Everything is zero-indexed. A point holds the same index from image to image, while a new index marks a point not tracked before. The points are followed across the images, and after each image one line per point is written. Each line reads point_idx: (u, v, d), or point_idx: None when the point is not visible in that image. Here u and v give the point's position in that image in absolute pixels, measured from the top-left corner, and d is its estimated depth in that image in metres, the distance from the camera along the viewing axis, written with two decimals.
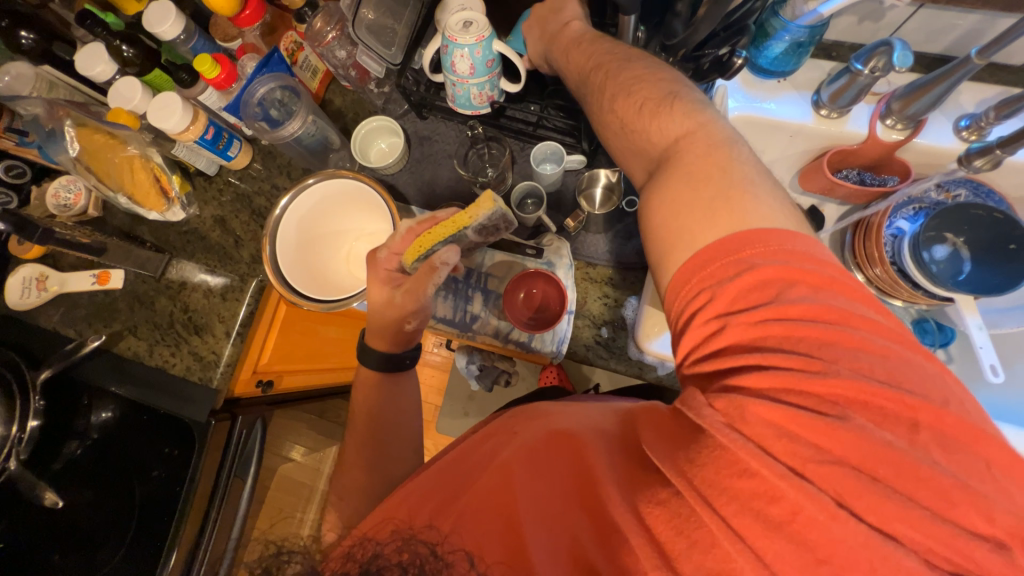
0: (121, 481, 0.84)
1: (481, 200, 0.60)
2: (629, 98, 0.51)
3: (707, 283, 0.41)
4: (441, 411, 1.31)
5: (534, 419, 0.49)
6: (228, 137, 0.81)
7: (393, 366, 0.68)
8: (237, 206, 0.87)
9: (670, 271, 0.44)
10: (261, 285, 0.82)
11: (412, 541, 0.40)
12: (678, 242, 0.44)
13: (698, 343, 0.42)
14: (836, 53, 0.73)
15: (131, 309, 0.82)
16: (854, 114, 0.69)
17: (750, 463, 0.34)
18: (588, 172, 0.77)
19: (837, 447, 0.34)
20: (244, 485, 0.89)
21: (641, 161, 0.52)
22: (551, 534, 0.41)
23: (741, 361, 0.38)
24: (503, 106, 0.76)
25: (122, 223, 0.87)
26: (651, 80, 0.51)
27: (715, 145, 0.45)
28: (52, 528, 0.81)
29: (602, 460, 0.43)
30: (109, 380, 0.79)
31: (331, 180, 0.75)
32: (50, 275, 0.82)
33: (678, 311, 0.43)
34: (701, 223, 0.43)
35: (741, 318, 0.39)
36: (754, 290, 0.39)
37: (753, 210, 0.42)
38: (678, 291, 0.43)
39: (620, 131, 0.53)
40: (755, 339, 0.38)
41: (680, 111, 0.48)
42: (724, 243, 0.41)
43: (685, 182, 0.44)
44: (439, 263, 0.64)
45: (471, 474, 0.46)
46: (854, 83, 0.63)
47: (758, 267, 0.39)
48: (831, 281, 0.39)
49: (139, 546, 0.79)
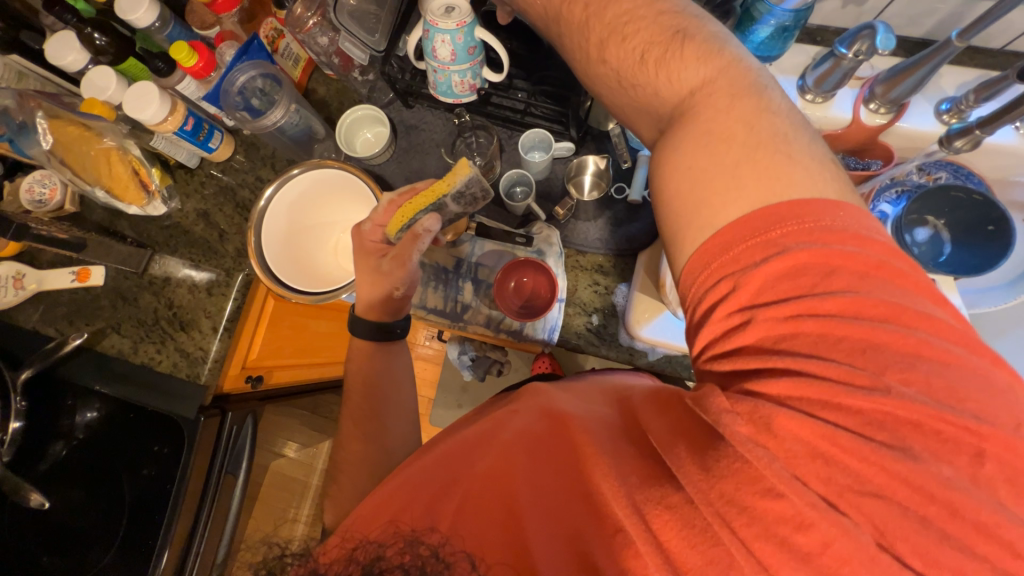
0: (108, 480, 0.81)
1: (458, 166, 0.60)
2: (624, 43, 0.47)
3: (726, 266, 0.38)
4: (435, 402, 1.31)
5: (532, 402, 0.50)
6: (209, 129, 0.79)
7: (380, 334, 0.68)
8: (220, 198, 0.85)
9: (686, 254, 0.41)
10: (247, 280, 0.81)
11: (416, 543, 0.39)
12: (698, 216, 0.40)
13: (717, 338, 0.38)
14: (821, 38, 0.73)
15: (113, 306, 0.80)
16: (838, 98, 0.70)
17: (777, 483, 0.32)
18: (576, 159, 0.77)
19: (872, 475, 0.31)
20: (236, 483, 0.86)
21: (651, 121, 0.48)
22: (553, 531, 0.39)
23: (767, 361, 0.35)
24: (488, 92, 0.75)
25: (100, 218, 0.85)
26: (647, 19, 0.46)
27: (736, 96, 0.41)
28: (39, 529, 0.80)
29: (607, 450, 0.41)
30: (93, 379, 0.77)
31: (317, 170, 0.74)
32: (27, 272, 0.80)
33: (694, 301, 0.40)
34: (723, 191, 0.39)
35: (769, 313, 0.35)
36: (787, 278, 0.36)
37: (786, 177, 0.38)
38: (697, 273, 0.39)
39: (617, 87, 0.49)
40: (781, 337, 0.35)
41: (693, 53, 0.43)
42: (750, 220, 0.37)
43: (705, 142, 0.41)
44: (422, 231, 0.62)
45: (473, 454, 0.47)
46: (839, 67, 0.63)
47: (795, 251, 0.36)
48: (877, 265, 0.35)
49: (129, 545, 0.76)
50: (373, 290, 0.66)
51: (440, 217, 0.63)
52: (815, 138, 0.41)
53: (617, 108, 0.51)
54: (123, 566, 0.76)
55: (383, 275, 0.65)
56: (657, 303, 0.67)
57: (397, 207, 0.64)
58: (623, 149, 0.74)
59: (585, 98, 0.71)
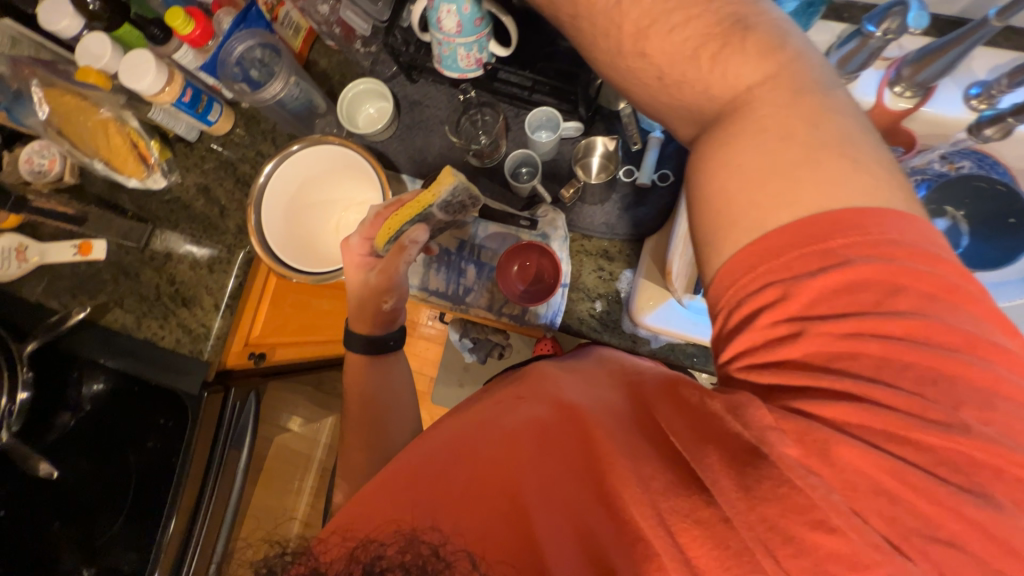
0: (117, 450, 0.82)
1: (442, 176, 0.60)
2: (670, 33, 0.42)
3: (769, 275, 0.36)
4: (436, 380, 1.32)
5: (538, 391, 0.48)
6: (208, 100, 0.77)
7: (374, 348, 0.67)
8: (221, 173, 0.84)
9: (722, 256, 0.38)
10: (248, 257, 0.80)
11: (415, 541, 0.37)
12: (745, 216, 0.37)
13: (754, 347, 0.36)
14: (847, 15, 0.69)
15: (115, 281, 0.80)
16: (862, 82, 0.67)
17: (832, 516, 0.30)
18: (585, 140, 0.74)
19: (929, 511, 0.30)
20: (241, 454, 0.82)
21: (690, 117, 0.44)
22: (562, 529, 0.38)
23: (814, 378, 0.34)
24: (495, 67, 0.72)
25: (101, 190, 0.84)
26: (702, 5, 0.41)
27: (797, 94, 0.38)
28: (46, 497, 0.80)
29: (618, 441, 0.39)
30: (97, 353, 0.78)
31: (315, 147, 0.72)
32: (29, 245, 0.80)
33: (727, 306, 0.38)
34: (773, 190, 0.37)
35: (823, 328, 0.34)
36: (843, 293, 0.34)
37: (847, 184, 0.35)
38: (736, 277, 0.37)
39: (657, 84, 0.44)
40: (835, 356, 0.33)
41: (754, 47, 0.40)
42: (805, 227, 0.35)
43: (758, 141, 0.38)
44: (408, 243, 0.64)
45: (475, 439, 0.44)
46: (864, 47, 0.61)
47: (857, 263, 0.34)
48: (947, 287, 0.33)
49: (141, 512, 0.78)
50: (363, 305, 0.67)
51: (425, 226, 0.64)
52: (880, 143, 0.39)
53: (645, 106, 0.47)
54: (136, 535, 0.77)
55: (371, 288, 0.66)
56: (664, 291, 0.66)
57: (383, 219, 0.65)
58: (632, 129, 0.71)
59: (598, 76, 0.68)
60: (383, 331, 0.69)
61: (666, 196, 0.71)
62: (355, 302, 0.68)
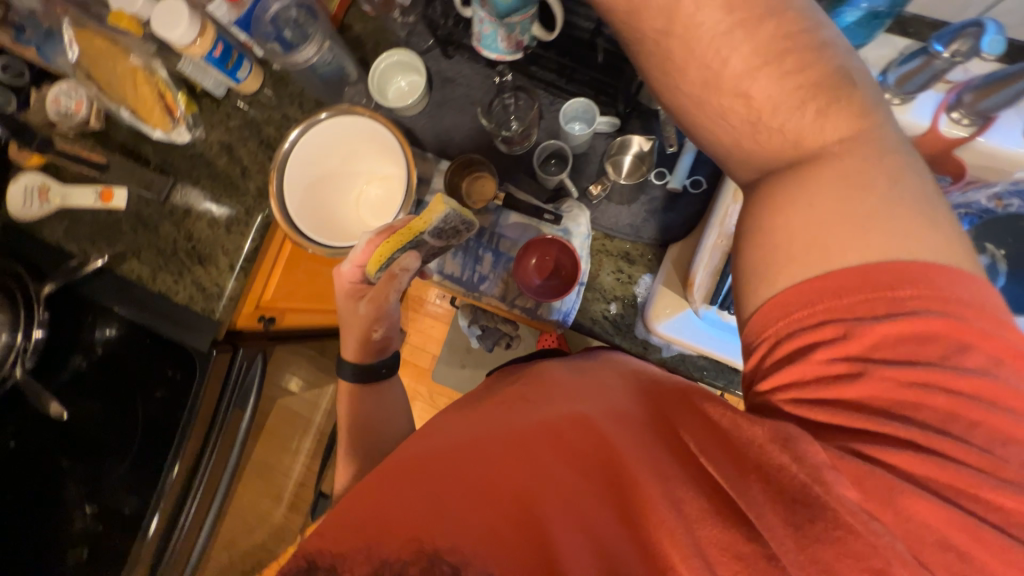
0: (123, 398, 0.82)
1: (432, 203, 0.58)
2: (757, 78, 0.41)
3: (829, 313, 0.37)
4: (438, 359, 1.33)
5: (550, 395, 0.47)
6: (238, 57, 0.75)
7: (366, 374, 0.71)
8: (245, 133, 0.82)
9: (776, 287, 0.39)
10: (266, 222, 0.79)
11: (427, 557, 0.38)
12: (812, 254, 0.38)
13: (806, 381, 0.37)
14: (913, 29, 0.67)
15: (134, 232, 0.81)
16: (918, 104, 0.64)
17: (897, 569, 0.30)
18: (620, 137, 0.72)
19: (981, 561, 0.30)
20: (244, 416, 0.83)
21: (761, 166, 0.43)
22: (579, 540, 0.37)
23: (873, 424, 0.34)
24: (535, 52, 0.72)
25: (124, 138, 0.83)
26: (794, 52, 0.41)
27: (875, 149, 0.39)
28: (56, 434, 0.82)
29: (641, 454, 0.39)
30: (112, 301, 0.78)
31: (345, 117, 0.70)
32: (52, 186, 0.80)
33: (773, 336, 0.39)
34: (839, 236, 0.38)
35: (886, 373, 0.34)
36: (906, 342, 0.35)
37: (919, 237, 0.36)
38: (793, 311, 0.38)
39: (733, 123, 0.44)
40: (898, 403, 0.34)
41: (840, 98, 0.40)
42: (873, 274, 0.36)
43: (836, 188, 0.38)
44: (399, 270, 0.64)
45: (485, 442, 0.43)
46: (928, 67, 0.59)
47: (923, 316, 0.35)
48: (1009, 352, 0.34)
49: (144, 460, 0.79)
50: (353, 335, 0.69)
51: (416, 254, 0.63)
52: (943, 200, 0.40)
53: (714, 140, 0.46)
54: (138, 480, 0.78)
55: (361, 317, 0.67)
56: (682, 301, 0.65)
57: (373, 246, 0.64)
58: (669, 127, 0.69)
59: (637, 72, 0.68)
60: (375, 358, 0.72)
61: (696, 203, 0.69)
62: (349, 329, 0.69)
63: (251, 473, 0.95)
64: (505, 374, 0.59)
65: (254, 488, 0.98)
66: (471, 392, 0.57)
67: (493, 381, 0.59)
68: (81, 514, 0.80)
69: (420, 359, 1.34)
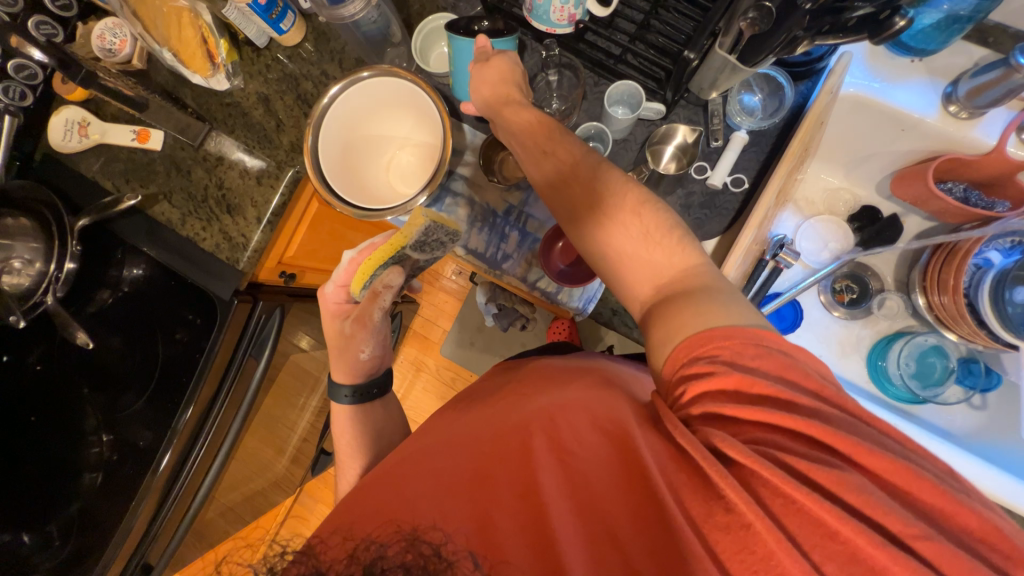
0: (144, 337, 0.84)
1: (414, 216, 0.62)
2: (637, 216, 0.53)
3: (717, 350, 0.44)
4: (448, 334, 1.34)
5: (542, 387, 0.53)
6: (282, 8, 0.74)
7: (362, 398, 0.73)
8: (283, 86, 0.82)
9: (671, 344, 0.47)
10: (297, 177, 0.80)
11: (417, 542, 0.40)
12: (696, 315, 0.46)
13: (714, 394, 0.43)
14: (993, 39, 0.67)
15: (168, 175, 0.81)
16: (987, 120, 0.67)
17: (845, 533, 0.36)
18: (664, 125, 0.71)
19: (924, 542, 0.35)
20: (258, 366, 0.83)
21: (645, 277, 0.52)
22: (571, 517, 0.42)
23: (781, 420, 0.40)
24: (586, 26, 0.69)
25: (165, 81, 0.84)
26: (653, 201, 0.54)
27: (718, 272, 0.51)
28: (81, 363, 0.85)
29: (634, 433, 0.45)
30: (142, 241, 0.80)
31: (386, 78, 0.70)
32: (92, 121, 0.81)
33: (675, 382, 0.46)
34: (709, 310, 0.46)
35: (761, 387, 0.42)
36: (785, 368, 0.43)
37: (759, 320, 0.46)
38: (679, 358, 0.46)
39: (616, 249, 0.54)
40: (802, 407, 0.41)
41: (689, 235, 0.53)
42: (741, 330, 0.44)
43: (697, 294, 0.48)
44: (383, 287, 0.63)
45: (489, 431, 0.49)
46: (1006, 80, 0.61)
47: (774, 352, 0.43)
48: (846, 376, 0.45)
49: (160, 399, 0.80)
50: (342, 356, 0.71)
51: (400, 271, 0.63)
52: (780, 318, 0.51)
53: (604, 268, 0.56)
54: (153, 416, 0.80)
55: (348, 337, 0.70)
56: None
57: (357, 267, 0.67)
58: (718, 121, 0.69)
59: (695, 55, 0.63)
60: (367, 378, 0.74)
61: (735, 201, 0.69)
62: (335, 352, 0.71)
63: (257, 424, 0.92)
64: (497, 372, 0.66)
65: (262, 440, 0.97)
66: (471, 392, 0.62)
67: (492, 380, 0.63)
68: (98, 441, 0.83)
69: (430, 333, 1.35)
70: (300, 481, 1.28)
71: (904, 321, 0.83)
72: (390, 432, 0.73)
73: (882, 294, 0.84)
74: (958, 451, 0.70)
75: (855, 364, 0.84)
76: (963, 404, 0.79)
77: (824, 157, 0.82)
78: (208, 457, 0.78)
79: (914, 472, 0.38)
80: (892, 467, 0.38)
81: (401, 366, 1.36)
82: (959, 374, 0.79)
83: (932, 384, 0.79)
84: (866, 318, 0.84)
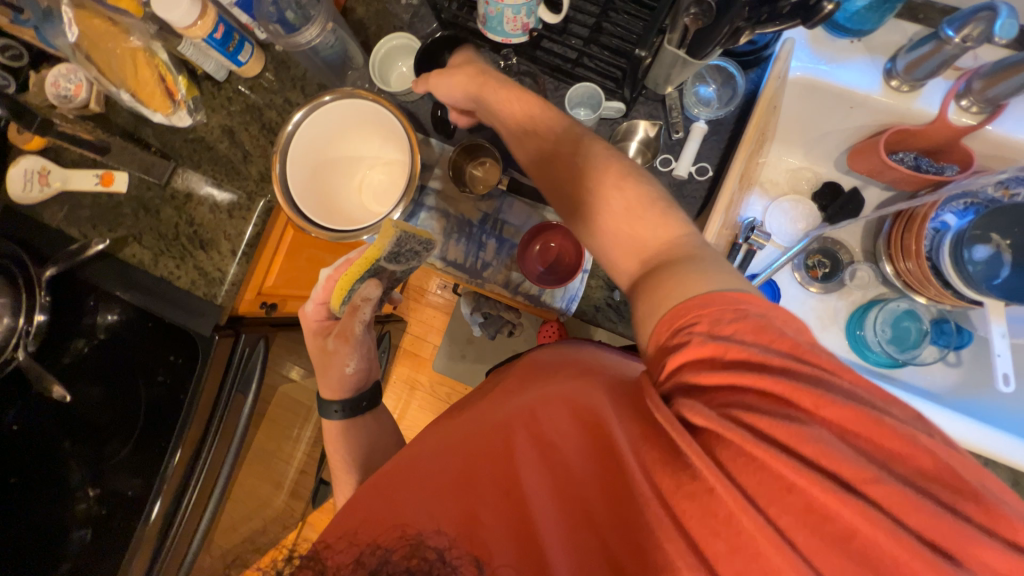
0: (126, 385, 0.81)
1: (385, 229, 0.60)
2: (621, 186, 0.54)
3: (696, 317, 0.44)
4: (440, 349, 1.33)
5: (527, 382, 0.53)
6: (239, 39, 0.75)
7: (352, 411, 0.72)
8: (247, 117, 0.82)
9: (656, 316, 0.48)
10: (268, 207, 0.80)
11: (418, 547, 0.41)
12: (677, 286, 0.47)
13: (692, 362, 0.44)
14: (923, 15, 0.71)
15: (135, 216, 0.80)
16: (927, 91, 0.70)
17: (822, 500, 0.36)
18: (625, 123, 0.73)
19: (907, 502, 0.35)
20: (246, 401, 0.81)
21: (628, 248, 0.54)
22: (557, 512, 0.43)
23: (751, 379, 0.40)
24: (540, 34, 0.71)
25: (125, 121, 0.83)
26: (645, 175, 0.57)
27: (704, 245, 0.52)
28: (60, 419, 0.82)
29: (615, 423, 0.45)
30: (115, 286, 0.78)
31: (349, 100, 0.70)
32: (52, 169, 0.80)
33: (659, 355, 0.47)
34: (693, 280, 0.47)
35: (735, 351, 0.41)
36: (761, 328, 0.42)
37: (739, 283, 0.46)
38: (663, 329, 0.47)
39: (605, 232, 0.55)
40: (770, 364, 0.40)
41: (663, 209, 0.54)
42: (723, 293, 0.44)
43: (671, 267, 0.49)
44: (360, 300, 0.62)
45: (477, 430, 0.49)
46: (938, 53, 0.64)
47: (751, 313, 0.43)
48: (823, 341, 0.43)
49: (144, 446, 0.78)
50: (328, 375, 0.70)
51: (378, 282, 0.62)
52: None
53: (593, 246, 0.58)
54: (139, 463, 0.77)
55: (331, 355, 0.69)
56: None
57: (336, 281, 0.67)
58: (676, 114, 0.71)
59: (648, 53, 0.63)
60: (356, 391, 0.73)
61: (703, 189, 0.72)
62: (321, 370, 0.70)
63: (252, 460, 0.90)
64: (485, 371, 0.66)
65: (257, 476, 0.95)
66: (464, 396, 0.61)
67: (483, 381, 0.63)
68: (84, 496, 0.80)
69: (420, 350, 1.35)
70: (302, 514, 1.25)
71: (876, 289, 0.86)
72: (383, 450, 0.72)
73: (852, 265, 0.86)
74: (945, 411, 0.72)
75: (835, 335, 0.86)
76: (940, 362, 0.82)
77: (783, 140, 0.86)
78: (199, 500, 0.76)
79: (899, 433, 0.37)
80: (869, 432, 0.38)
81: (394, 386, 1.34)
82: (932, 335, 0.82)
83: (909, 347, 0.82)
84: (840, 291, 0.87)
